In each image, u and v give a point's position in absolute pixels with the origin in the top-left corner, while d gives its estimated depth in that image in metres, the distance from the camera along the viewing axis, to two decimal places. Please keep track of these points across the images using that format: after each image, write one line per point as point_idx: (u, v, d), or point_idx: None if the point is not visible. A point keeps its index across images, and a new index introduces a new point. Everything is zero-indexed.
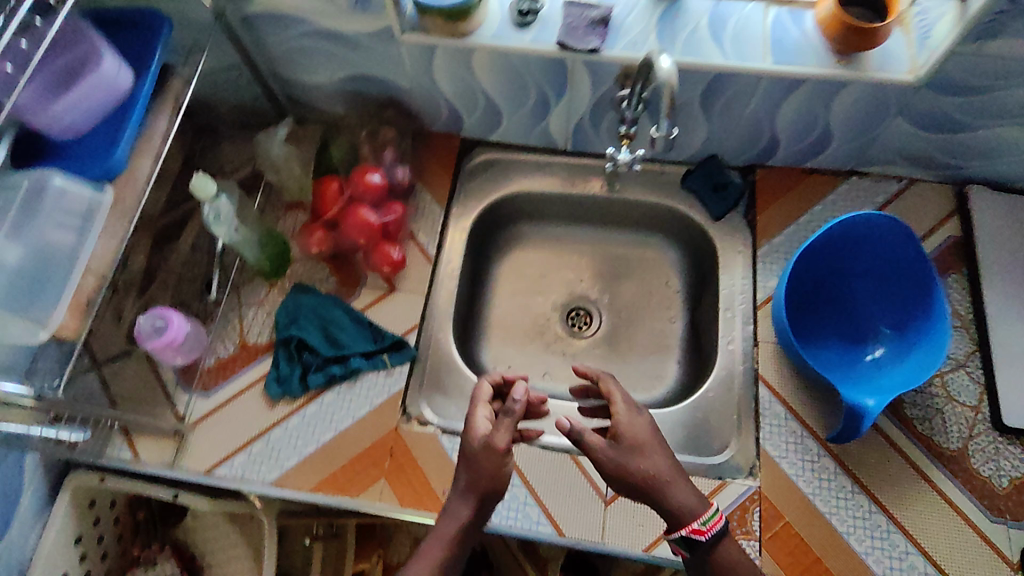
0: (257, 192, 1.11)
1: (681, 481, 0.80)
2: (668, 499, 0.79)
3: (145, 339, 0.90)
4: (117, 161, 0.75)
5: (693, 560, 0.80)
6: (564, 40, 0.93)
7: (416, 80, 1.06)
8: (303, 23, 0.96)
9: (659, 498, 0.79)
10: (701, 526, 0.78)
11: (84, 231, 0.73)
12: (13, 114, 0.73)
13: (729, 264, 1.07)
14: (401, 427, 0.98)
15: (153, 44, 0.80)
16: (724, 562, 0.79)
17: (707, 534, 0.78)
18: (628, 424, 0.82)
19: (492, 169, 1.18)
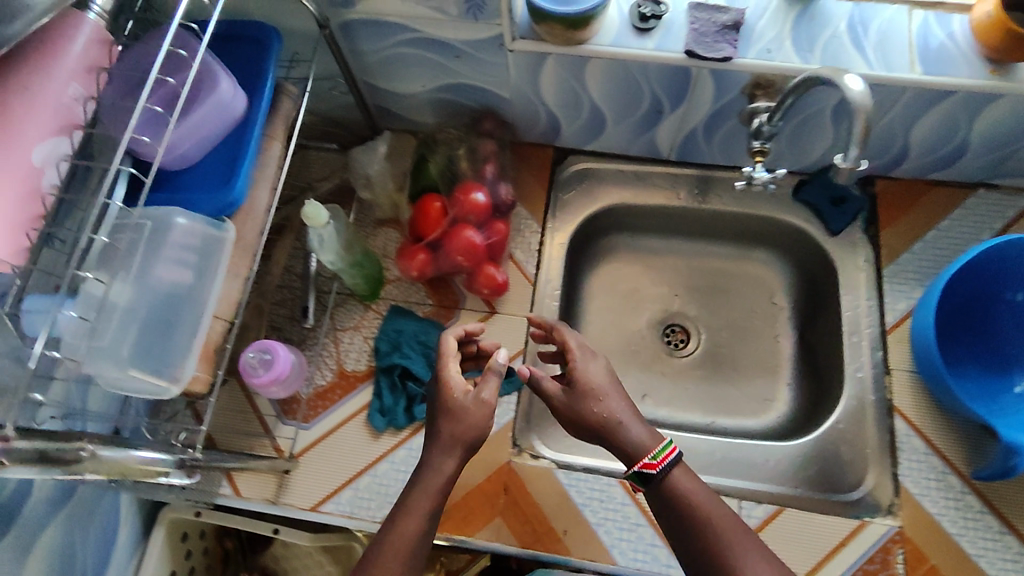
0: (349, 209, 1.06)
1: (634, 417, 0.77)
2: (625, 435, 0.76)
3: (252, 375, 0.85)
4: (238, 195, 0.69)
5: (654, 503, 0.74)
6: (692, 47, 0.84)
7: (518, 90, 0.98)
8: (406, 31, 0.88)
9: (618, 438, 0.76)
10: (651, 460, 0.73)
11: (205, 274, 0.68)
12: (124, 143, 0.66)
13: (852, 285, 1.00)
14: (514, 461, 0.93)
15: (265, 61, 0.73)
16: (674, 493, 0.72)
17: (659, 467, 0.73)
18: (583, 368, 0.80)
19: (588, 180, 1.11)
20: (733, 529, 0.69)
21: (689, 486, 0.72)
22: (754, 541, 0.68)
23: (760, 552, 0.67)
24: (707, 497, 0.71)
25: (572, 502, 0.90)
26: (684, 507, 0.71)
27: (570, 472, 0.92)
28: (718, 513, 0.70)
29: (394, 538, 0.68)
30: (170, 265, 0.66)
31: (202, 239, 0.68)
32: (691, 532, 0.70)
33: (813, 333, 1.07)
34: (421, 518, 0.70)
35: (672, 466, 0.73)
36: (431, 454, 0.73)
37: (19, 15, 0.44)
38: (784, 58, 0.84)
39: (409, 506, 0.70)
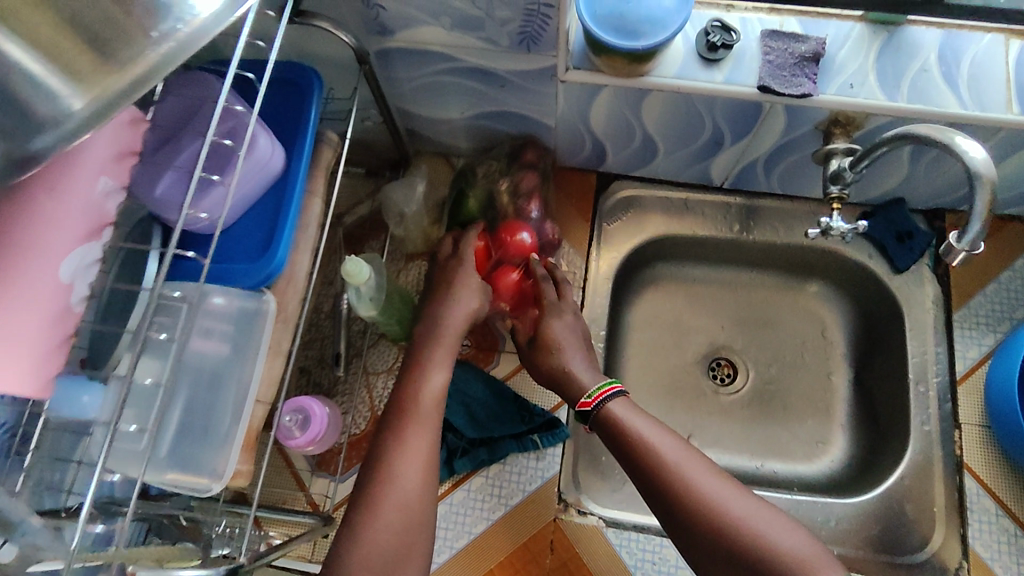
0: (378, 243, 0.99)
1: (587, 368, 0.84)
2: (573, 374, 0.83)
3: (289, 438, 0.80)
4: (277, 265, 0.63)
5: (602, 438, 0.79)
6: (767, 82, 0.77)
7: (566, 119, 0.92)
8: (448, 60, 0.82)
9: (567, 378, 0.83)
10: (587, 399, 0.79)
11: (241, 355, 0.63)
12: (153, 206, 0.60)
13: (919, 328, 0.94)
14: (561, 519, 0.88)
15: (305, 111, 0.67)
16: (612, 424, 0.76)
17: (592, 404, 0.79)
18: (551, 322, 0.86)
19: (634, 208, 1.04)
20: (669, 449, 0.72)
21: (625, 415, 0.77)
22: (689, 455, 0.72)
23: (696, 465, 0.71)
24: (638, 423, 0.75)
25: (623, 564, 0.86)
26: (625, 436, 0.75)
27: (620, 531, 0.88)
28: (652, 434, 0.74)
29: (419, 396, 0.74)
30: (203, 348, 0.62)
31: (238, 317, 0.63)
32: (633, 458, 0.73)
33: (872, 376, 1.01)
34: (445, 373, 0.77)
35: (612, 397, 0.79)
36: (447, 318, 0.81)
37: (47, 129, 0.37)
38: (867, 94, 0.77)
39: (433, 361, 0.78)
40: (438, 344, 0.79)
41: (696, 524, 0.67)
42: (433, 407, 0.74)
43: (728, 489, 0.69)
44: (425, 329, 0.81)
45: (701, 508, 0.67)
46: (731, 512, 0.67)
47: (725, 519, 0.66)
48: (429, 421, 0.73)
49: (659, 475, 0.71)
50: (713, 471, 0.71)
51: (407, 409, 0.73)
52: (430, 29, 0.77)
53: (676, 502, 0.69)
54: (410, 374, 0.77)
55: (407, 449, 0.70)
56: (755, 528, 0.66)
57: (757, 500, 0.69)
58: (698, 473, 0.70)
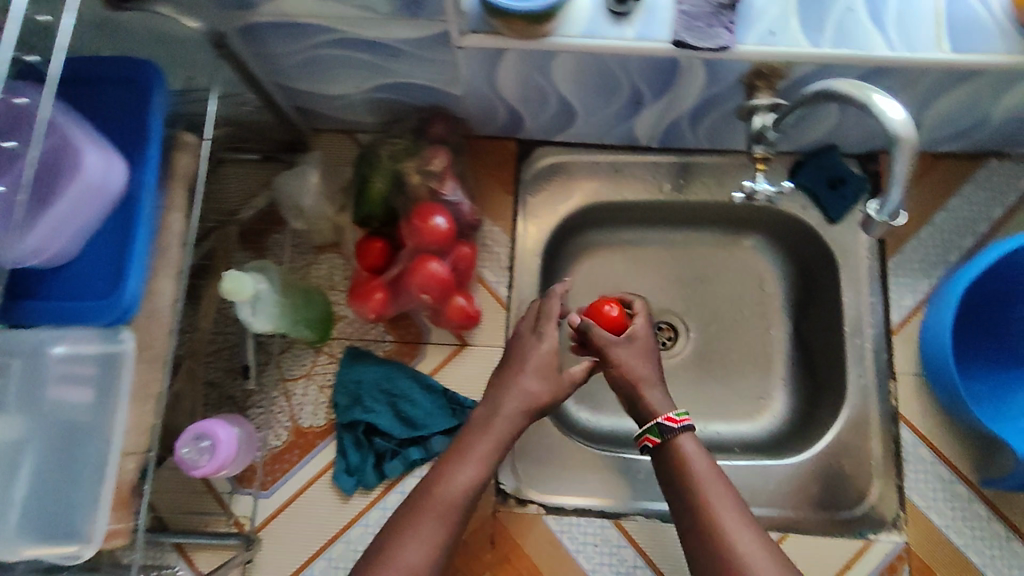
0: (283, 238, 0.91)
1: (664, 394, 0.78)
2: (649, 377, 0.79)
3: (194, 469, 0.73)
4: (131, 301, 0.55)
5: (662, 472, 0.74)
6: (682, 36, 0.70)
7: (471, 87, 0.83)
8: (327, 32, 0.72)
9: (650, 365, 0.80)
10: (673, 415, 0.74)
11: (104, 404, 0.56)
12: None
13: (854, 279, 0.92)
14: (500, 511, 0.85)
15: (146, 114, 0.58)
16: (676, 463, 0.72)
17: (678, 423, 0.73)
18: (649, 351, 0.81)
19: (558, 174, 0.97)
20: (727, 511, 0.67)
21: (694, 458, 0.71)
22: (746, 523, 0.66)
23: (752, 539, 0.65)
24: (707, 474, 0.70)
25: (565, 551, 0.83)
26: (686, 485, 0.70)
27: (562, 518, 0.84)
28: (712, 489, 0.69)
29: (446, 485, 0.69)
30: (64, 395, 0.55)
31: (97, 362, 0.56)
32: (690, 507, 0.69)
33: (809, 329, 0.97)
34: (482, 470, 0.71)
35: (684, 434, 0.73)
36: (505, 407, 0.74)
37: None
38: (790, 42, 0.70)
39: (472, 453, 0.71)
40: (485, 431, 0.73)
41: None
42: (454, 505, 0.68)
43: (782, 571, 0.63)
44: (475, 421, 0.74)
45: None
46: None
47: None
48: (445, 520, 0.67)
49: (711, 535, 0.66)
50: (770, 546, 0.65)
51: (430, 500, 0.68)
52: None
53: (727, 564, 0.64)
54: (447, 458, 0.72)
55: (418, 541, 0.65)
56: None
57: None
58: (751, 547, 0.64)
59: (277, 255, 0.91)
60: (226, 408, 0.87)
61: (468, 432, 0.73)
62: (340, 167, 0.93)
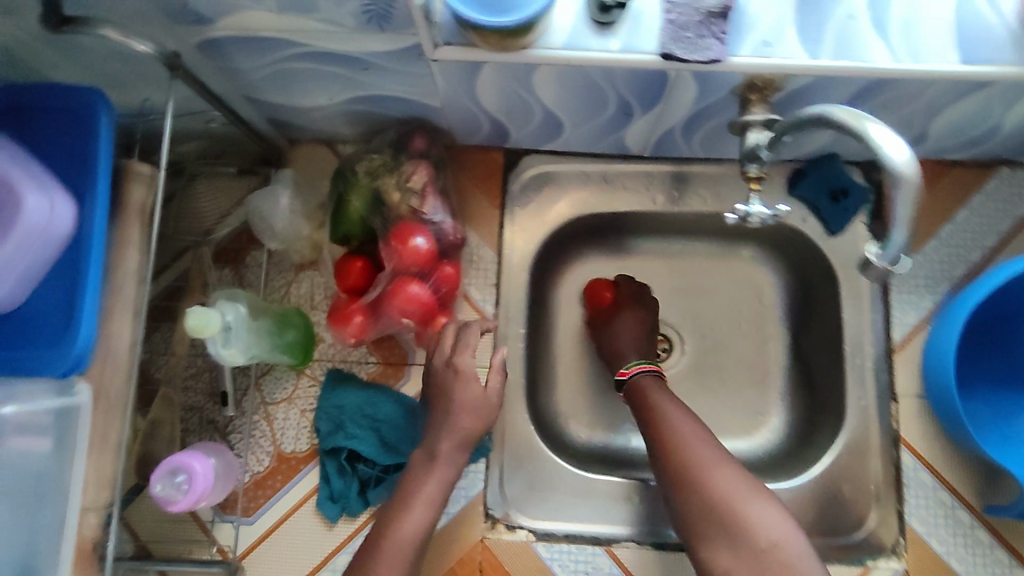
0: (261, 256, 0.88)
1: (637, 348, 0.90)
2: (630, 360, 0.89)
3: (171, 503, 0.71)
4: (82, 349, 0.53)
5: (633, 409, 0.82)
6: (670, 48, 0.65)
7: (451, 99, 0.79)
8: (293, 45, 0.68)
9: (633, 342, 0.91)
10: (625, 369, 0.84)
11: (63, 451, 0.55)
12: None
13: (855, 294, 0.88)
14: (488, 538, 0.83)
15: (91, 149, 0.54)
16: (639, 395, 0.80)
17: (627, 374, 0.84)
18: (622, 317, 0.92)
19: (546, 185, 0.94)
20: (684, 422, 0.74)
21: (656, 390, 0.79)
22: (700, 431, 0.73)
23: (699, 435, 0.72)
24: (663, 400, 0.77)
25: None
26: (651, 408, 0.77)
27: (552, 546, 0.83)
28: (672, 411, 0.75)
29: (397, 532, 0.67)
30: (20, 446, 0.53)
31: (54, 412, 0.55)
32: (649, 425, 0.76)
33: (808, 344, 0.94)
34: (428, 512, 0.69)
35: (646, 375, 0.82)
36: (442, 446, 0.72)
37: None
38: (786, 54, 0.66)
39: (419, 496, 0.70)
40: (430, 473, 0.71)
41: (691, 496, 0.68)
42: (406, 553, 0.67)
43: (730, 466, 0.69)
44: (416, 463, 0.72)
45: (700, 482, 0.68)
46: (728, 495, 0.66)
47: (719, 494, 0.66)
48: (398, 569, 0.66)
49: (668, 444, 0.72)
50: (722, 450, 0.71)
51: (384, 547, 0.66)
52: (258, 14, 0.62)
53: (678, 468, 0.70)
54: (397, 503, 0.70)
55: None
56: (748, 506, 0.65)
57: (757, 484, 0.68)
58: (704, 449, 0.70)
59: (255, 274, 0.88)
60: (206, 434, 0.85)
61: (412, 473, 0.72)
62: (319, 181, 0.90)
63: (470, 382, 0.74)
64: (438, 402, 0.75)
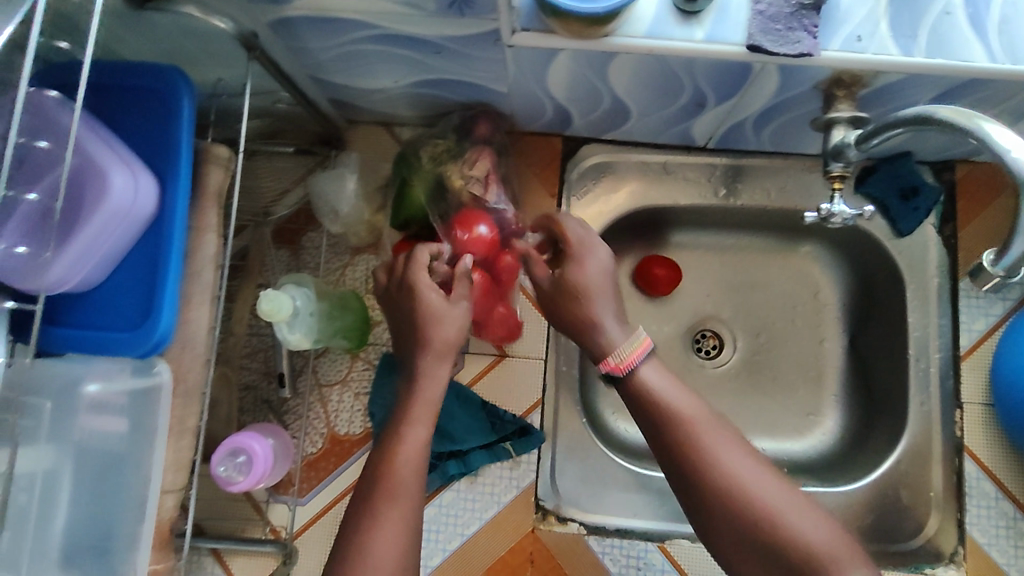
0: (319, 237, 0.88)
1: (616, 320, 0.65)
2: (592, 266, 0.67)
3: (232, 484, 0.71)
4: (163, 332, 0.52)
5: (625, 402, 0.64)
6: (758, 40, 0.62)
7: (519, 85, 0.77)
8: (366, 27, 0.66)
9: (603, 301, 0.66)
10: (618, 362, 0.63)
11: (141, 434, 0.52)
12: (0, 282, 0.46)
13: (921, 297, 0.86)
14: (540, 529, 0.83)
15: (173, 129, 0.53)
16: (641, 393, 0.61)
17: (624, 366, 0.62)
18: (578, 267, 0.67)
19: (606, 175, 0.92)
20: (713, 434, 0.58)
21: (666, 387, 0.61)
22: (734, 446, 0.58)
23: (742, 456, 0.57)
24: (678, 396, 0.60)
25: (607, 571, 0.82)
26: (666, 413, 0.60)
27: (603, 539, 0.83)
28: (696, 418, 0.59)
29: (396, 457, 0.63)
30: (96, 427, 0.51)
31: (130, 395, 0.52)
32: (672, 442, 0.59)
33: (867, 345, 0.92)
34: (424, 427, 0.66)
35: (639, 361, 0.62)
36: (423, 362, 0.68)
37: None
38: (878, 49, 0.63)
39: (411, 413, 0.66)
40: (415, 390, 0.67)
41: (742, 540, 0.55)
42: (413, 471, 0.63)
43: (788, 496, 0.55)
44: (402, 386, 0.69)
45: (763, 528, 0.54)
46: (786, 539, 0.53)
47: (776, 537, 0.53)
48: (410, 488, 0.62)
49: (701, 475, 0.57)
50: (764, 468, 0.57)
51: (384, 476, 0.62)
52: None
53: (734, 510, 0.55)
54: (390, 427, 0.66)
55: (393, 520, 0.60)
56: (810, 541, 0.53)
57: (808, 502, 0.56)
58: (745, 473, 0.56)
59: (313, 256, 0.88)
60: (261, 414, 0.85)
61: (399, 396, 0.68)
62: (377, 163, 0.89)
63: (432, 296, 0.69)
64: (408, 324, 0.70)
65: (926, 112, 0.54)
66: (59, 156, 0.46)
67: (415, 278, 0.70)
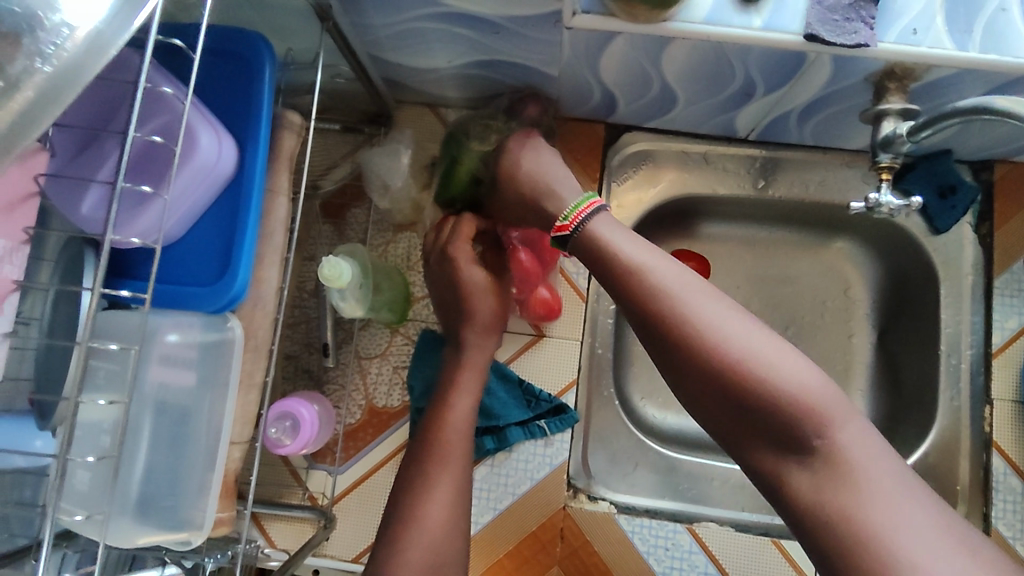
0: (363, 213, 0.90)
1: (570, 185, 0.73)
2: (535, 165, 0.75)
3: (279, 448, 0.73)
4: (240, 289, 0.54)
5: (588, 268, 0.63)
6: (815, 29, 0.64)
7: (571, 69, 0.78)
8: (429, 5, 0.67)
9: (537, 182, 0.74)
10: (565, 222, 0.65)
11: (212, 389, 0.54)
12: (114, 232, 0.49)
13: (955, 294, 0.88)
14: (571, 506, 0.84)
15: (254, 94, 0.55)
16: (601, 251, 0.61)
17: (572, 225, 0.64)
18: (519, 156, 0.77)
19: (645, 162, 0.93)
20: (675, 283, 0.56)
21: (625, 244, 0.60)
22: (696, 290, 0.55)
23: (706, 299, 0.54)
24: (635, 250, 0.59)
25: (636, 551, 0.83)
26: (623, 266, 0.58)
27: (633, 518, 0.84)
28: (658, 268, 0.57)
29: (447, 422, 0.67)
30: (167, 380, 0.53)
31: (200, 347, 0.54)
32: (631, 292, 0.57)
33: (897, 340, 0.93)
34: (471, 397, 0.70)
35: (592, 219, 0.64)
36: (468, 336, 0.74)
37: None
38: (933, 43, 0.64)
39: (458, 386, 0.71)
40: (463, 364, 0.73)
41: (704, 385, 0.52)
42: (464, 436, 0.67)
43: (757, 335, 0.52)
44: (448, 356, 0.75)
45: (727, 368, 0.51)
46: (749, 378, 0.50)
47: (738, 376, 0.50)
48: (461, 454, 0.66)
49: (660, 320, 0.54)
50: (730, 310, 0.54)
51: (440, 439, 0.66)
52: None
53: (698, 354, 0.52)
54: (436, 401, 0.70)
55: (444, 482, 0.63)
56: (780, 380, 0.50)
57: (780, 343, 0.52)
58: (706, 314, 0.53)
59: (357, 231, 0.90)
60: (301, 383, 0.86)
61: (447, 373, 0.73)
62: (425, 143, 0.90)
63: (477, 275, 0.76)
64: (454, 297, 0.76)
65: (982, 104, 0.56)
66: (174, 106, 0.50)
67: (455, 251, 0.76)
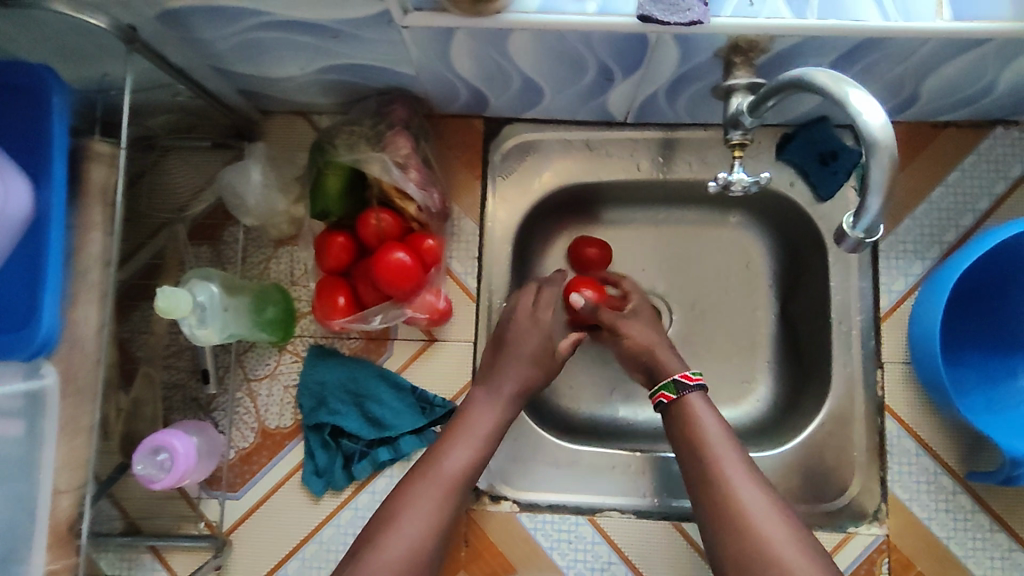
0: (240, 232, 0.87)
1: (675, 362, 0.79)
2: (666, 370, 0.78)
3: (154, 482, 0.71)
4: (47, 332, 0.53)
5: (668, 426, 0.73)
6: (648, 10, 0.62)
7: (426, 68, 0.76)
8: (254, 16, 0.64)
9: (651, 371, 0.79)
10: (690, 374, 0.75)
11: (34, 440, 0.56)
12: None
13: (842, 261, 0.87)
14: (473, 510, 0.83)
15: (47, 130, 0.53)
16: (686, 418, 0.71)
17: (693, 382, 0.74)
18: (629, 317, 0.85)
19: (528, 154, 0.91)
20: (737, 472, 0.66)
21: (700, 405, 0.72)
22: (755, 480, 0.65)
23: (762, 491, 0.64)
24: (714, 433, 0.69)
25: (538, 547, 0.82)
26: (696, 438, 0.69)
27: (535, 515, 0.83)
28: (726, 453, 0.67)
29: (442, 467, 0.70)
30: None
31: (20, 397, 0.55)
32: (698, 465, 0.68)
33: (796, 311, 0.93)
34: (470, 452, 0.72)
35: (693, 391, 0.73)
36: (502, 387, 0.77)
37: None
38: (770, 13, 0.63)
39: (463, 433, 0.73)
40: (484, 409, 0.75)
41: (741, 551, 0.61)
42: (451, 486, 0.69)
43: (791, 533, 0.61)
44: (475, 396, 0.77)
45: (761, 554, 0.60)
46: (783, 554, 0.60)
47: (765, 543, 0.61)
48: (438, 504, 0.67)
49: (720, 498, 0.64)
50: (776, 500, 0.64)
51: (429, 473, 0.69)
52: None
53: (738, 531, 0.62)
54: (446, 436, 0.73)
55: (416, 512, 0.66)
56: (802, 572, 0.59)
57: (807, 536, 0.62)
58: (754, 494, 0.64)
59: (234, 251, 0.87)
60: (190, 412, 0.85)
61: (471, 407, 0.76)
62: (297, 153, 0.88)
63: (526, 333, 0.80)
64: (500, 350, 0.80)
65: (799, 77, 0.55)
66: None
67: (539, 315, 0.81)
